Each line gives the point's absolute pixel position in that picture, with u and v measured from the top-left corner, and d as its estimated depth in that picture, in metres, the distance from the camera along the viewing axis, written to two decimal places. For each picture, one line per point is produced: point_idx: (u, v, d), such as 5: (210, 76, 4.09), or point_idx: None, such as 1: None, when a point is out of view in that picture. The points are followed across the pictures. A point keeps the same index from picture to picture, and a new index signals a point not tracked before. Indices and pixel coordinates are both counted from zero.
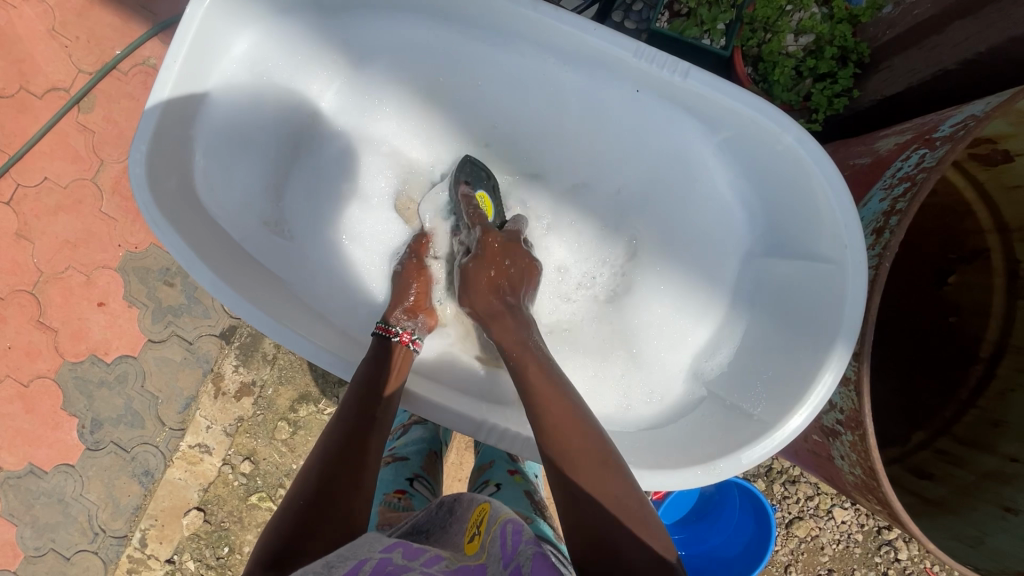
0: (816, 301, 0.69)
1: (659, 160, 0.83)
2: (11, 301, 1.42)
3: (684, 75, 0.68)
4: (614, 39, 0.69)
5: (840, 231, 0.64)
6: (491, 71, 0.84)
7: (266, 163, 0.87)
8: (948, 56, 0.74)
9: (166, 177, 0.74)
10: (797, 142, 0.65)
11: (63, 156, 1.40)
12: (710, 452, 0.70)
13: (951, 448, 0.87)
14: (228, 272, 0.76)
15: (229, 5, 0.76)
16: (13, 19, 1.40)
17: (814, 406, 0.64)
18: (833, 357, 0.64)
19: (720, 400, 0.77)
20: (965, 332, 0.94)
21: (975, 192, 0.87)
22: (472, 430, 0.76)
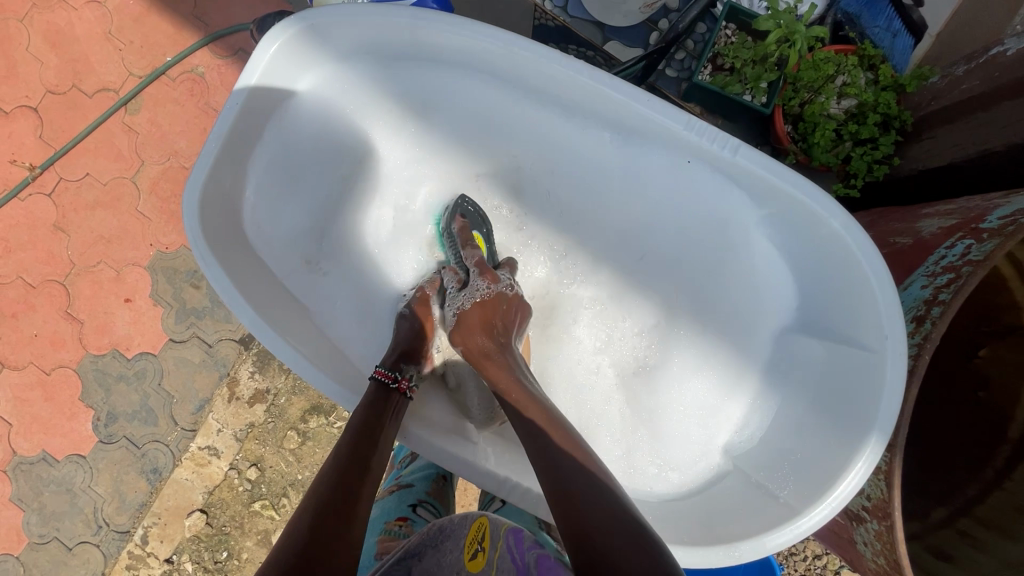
0: (852, 388, 0.68)
1: (700, 226, 0.82)
2: (42, 290, 1.46)
3: (734, 151, 0.68)
4: (668, 112, 0.69)
5: (883, 322, 0.63)
6: (541, 126, 0.84)
7: (312, 204, 0.86)
8: (995, 137, 0.74)
9: (214, 214, 0.75)
10: (845, 231, 0.65)
11: (105, 154, 1.45)
12: (733, 533, 0.68)
13: (972, 530, 0.84)
14: (266, 309, 0.77)
15: (296, 49, 0.76)
16: (73, 21, 1.46)
17: (841, 498, 0.63)
18: (865, 448, 0.63)
19: (744, 476, 0.76)
20: (995, 408, 0.91)
21: (1014, 269, 0.85)
22: (495, 488, 0.75)
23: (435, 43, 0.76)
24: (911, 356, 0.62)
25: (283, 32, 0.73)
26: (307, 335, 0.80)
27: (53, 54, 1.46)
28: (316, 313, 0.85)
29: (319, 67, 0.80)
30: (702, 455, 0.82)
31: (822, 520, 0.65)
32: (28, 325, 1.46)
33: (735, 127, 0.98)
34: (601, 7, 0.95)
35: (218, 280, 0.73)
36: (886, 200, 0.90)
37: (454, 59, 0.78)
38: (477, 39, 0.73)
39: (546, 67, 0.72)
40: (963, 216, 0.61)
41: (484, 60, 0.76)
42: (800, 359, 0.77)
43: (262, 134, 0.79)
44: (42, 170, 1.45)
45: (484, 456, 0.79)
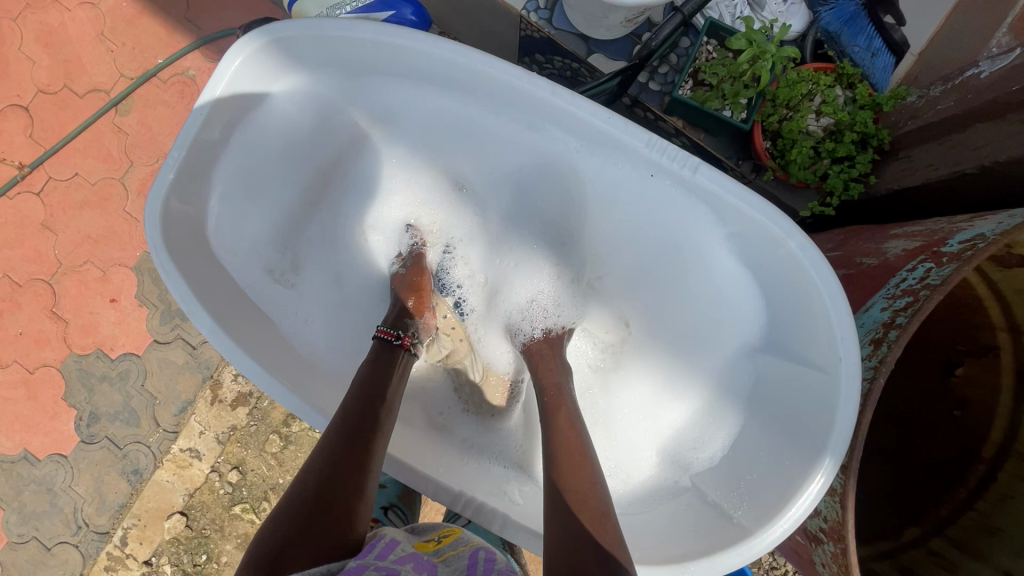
0: (809, 409, 0.68)
1: (668, 244, 0.82)
2: (28, 289, 1.46)
3: (694, 170, 0.68)
4: (630, 130, 0.69)
5: (835, 345, 0.63)
6: (508, 140, 0.84)
7: (275, 212, 0.87)
8: (967, 160, 0.74)
9: (178, 226, 0.75)
10: (800, 251, 0.65)
11: (94, 154, 1.45)
12: (684, 553, 0.68)
13: (943, 550, 0.84)
14: (229, 319, 0.77)
15: (261, 61, 0.76)
16: (66, 21, 1.46)
17: (795, 520, 0.63)
18: (818, 470, 0.63)
19: (701, 494, 0.76)
20: (969, 428, 0.91)
21: (989, 290, 0.86)
22: (451, 501, 0.76)
23: (403, 58, 0.76)
24: (867, 378, 0.62)
25: (250, 43, 0.74)
26: (267, 345, 0.80)
27: (45, 54, 1.46)
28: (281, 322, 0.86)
29: (288, 77, 0.80)
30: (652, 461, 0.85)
31: (774, 542, 0.65)
32: (13, 323, 1.46)
33: (716, 141, 0.97)
34: (585, 22, 0.93)
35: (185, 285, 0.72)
36: (862, 217, 0.91)
37: (421, 73, 0.78)
38: (441, 55, 0.72)
39: (510, 85, 0.72)
40: (927, 239, 0.61)
41: (451, 76, 0.76)
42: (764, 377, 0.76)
43: (224, 146, 0.77)
44: (31, 169, 1.45)
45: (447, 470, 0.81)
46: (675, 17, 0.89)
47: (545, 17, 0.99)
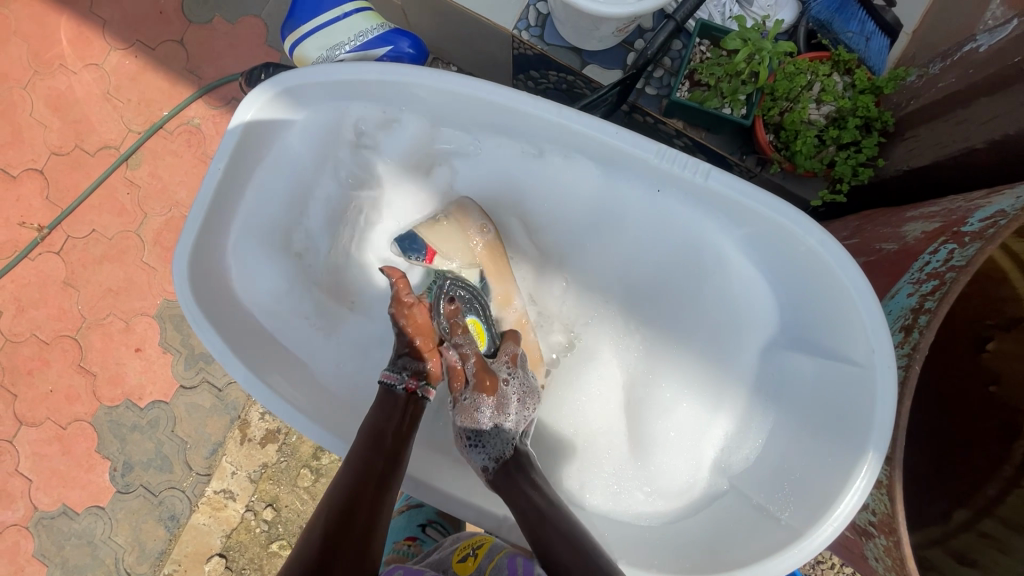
0: (848, 403, 0.66)
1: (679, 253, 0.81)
2: (56, 346, 1.49)
3: (706, 175, 0.68)
4: (637, 142, 0.70)
5: (868, 334, 0.63)
6: (501, 158, 0.84)
7: (297, 261, 0.86)
8: (976, 135, 0.73)
9: (205, 278, 0.77)
10: (821, 246, 0.65)
11: (110, 210, 1.49)
12: (733, 560, 0.68)
13: (995, 531, 0.82)
14: (258, 360, 0.79)
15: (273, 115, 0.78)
16: (73, 84, 1.51)
17: (844, 518, 0.62)
18: (864, 464, 0.63)
19: (745, 498, 0.75)
20: (1007, 404, 0.91)
21: (1010, 261, 0.87)
22: (495, 526, 0.76)
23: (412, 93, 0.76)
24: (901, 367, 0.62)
25: (261, 95, 0.75)
26: (297, 383, 0.81)
27: (55, 117, 1.51)
28: (314, 365, 0.85)
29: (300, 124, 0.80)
30: (697, 470, 0.80)
31: (826, 541, 0.64)
32: (44, 381, 1.49)
33: (718, 139, 0.98)
34: (576, 34, 0.94)
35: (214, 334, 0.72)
36: (872, 200, 0.90)
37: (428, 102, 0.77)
38: (449, 84, 0.73)
39: (517, 109, 0.73)
40: (947, 219, 0.61)
41: (457, 106, 0.77)
42: (794, 375, 0.75)
43: (238, 199, 0.79)
44: (50, 230, 1.49)
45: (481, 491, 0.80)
46: (669, 24, 0.90)
47: (537, 34, 1.00)
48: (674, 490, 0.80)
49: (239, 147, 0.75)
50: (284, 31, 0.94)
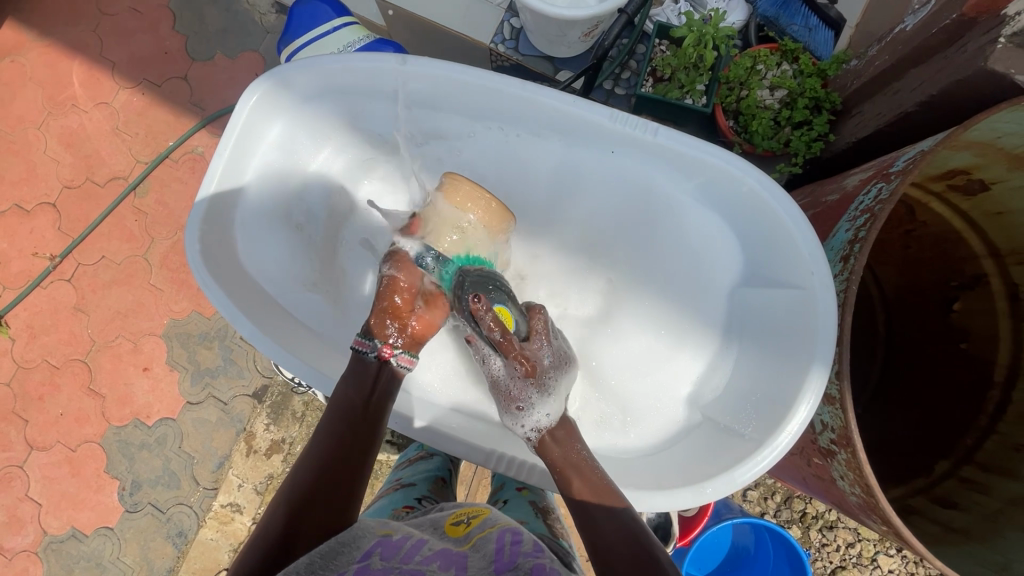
0: (797, 327, 0.70)
1: (638, 210, 0.84)
2: (66, 370, 1.54)
3: (654, 133, 0.72)
4: (591, 108, 0.73)
5: (805, 260, 0.67)
6: (465, 143, 0.86)
7: (299, 236, 0.87)
8: (908, 100, 0.80)
9: (216, 248, 0.79)
10: (760, 185, 0.69)
11: (119, 236, 1.56)
12: (704, 474, 0.71)
13: (975, 476, 0.85)
14: (266, 323, 0.79)
15: (269, 103, 0.80)
16: (84, 122, 1.61)
17: (796, 427, 0.65)
18: (812, 382, 0.65)
19: (714, 424, 0.78)
20: (980, 358, 0.95)
21: (963, 221, 0.92)
22: (483, 460, 0.79)
23: (390, 82, 0.78)
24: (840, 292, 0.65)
25: (257, 88, 0.78)
26: (307, 345, 0.82)
27: (67, 153, 1.61)
28: (320, 332, 0.86)
29: (280, 121, 0.83)
30: (669, 411, 0.84)
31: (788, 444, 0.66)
32: (54, 406, 1.53)
33: (686, 129, 1.06)
34: (546, 43, 1.02)
35: (229, 308, 0.76)
36: (830, 172, 0.97)
37: (408, 92, 0.79)
38: (419, 69, 0.75)
39: (484, 86, 0.75)
40: (878, 168, 0.68)
41: (429, 92, 0.79)
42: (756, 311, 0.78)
43: (242, 183, 0.81)
44: (61, 258, 1.56)
45: (476, 432, 0.84)
46: (622, 17, 0.97)
47: (512, 46, 1.08)
48: (650, 433, 0.84)
49: (238, 136, 0.79)
50: (281, 48, 1.03)
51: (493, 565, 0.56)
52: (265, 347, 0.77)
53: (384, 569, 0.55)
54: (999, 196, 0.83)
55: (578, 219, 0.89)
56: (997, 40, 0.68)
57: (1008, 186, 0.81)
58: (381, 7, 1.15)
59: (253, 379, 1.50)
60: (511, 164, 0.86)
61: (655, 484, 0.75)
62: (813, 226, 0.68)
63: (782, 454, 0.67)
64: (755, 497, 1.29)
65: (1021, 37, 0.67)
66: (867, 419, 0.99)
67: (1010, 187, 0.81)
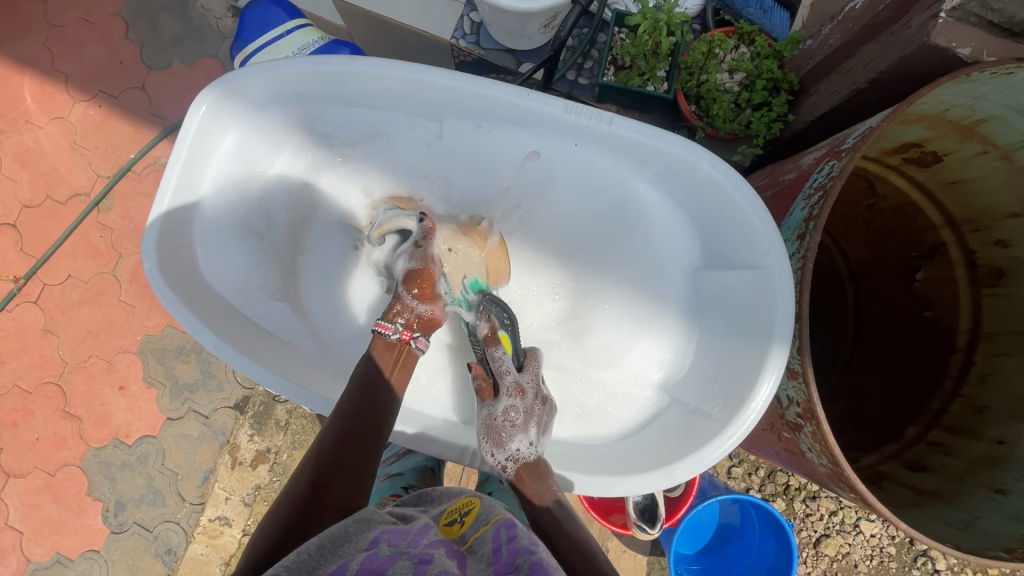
0: (756, 307, 0.71)
1: (603, 201, 0.85)
2: (39, 394, 1.50)
3: (610, 123, 0.73)
4: (544, 100, 0.73)
5: (762, 240, 0.68)
6: (427, 139, 0.85)
7: (260, 244, 0.85)
8: (859, 77, 0.82)
9: (176, 260, 0.77)
10: (714, 169, 0.70)
11: (85, 254, 1.52)
12: (672, 456, 0.73)
13: (942, 439, 0.89)
14: (231, 334, 0.79)
15: (220, 110, 0.78)
16: (40, 138, 1.56)
17: (758, 407, 0.67)
18: (773, 362, 0.67)
19: (683, 405, 0.79)
20: (942, 325, 0.98)
21: (920, 192, 0.95)
22: (457, 457, 0.80)
23: (345, 84, 0.77)
24: (797, 269, 0.67)
25: (208, 97, 0.76)
26: (277, 353, 0.82)
27: (24, 171, 1.56)
28: (287, 340, 0.85)
29: (232, 127, 0.81)
30: (636, 394, 0.85)
31: (752, 423, 0.69)
32: (29, 431, 1.50)
33: (650, 117, 1.07)
34: (506, 36, 1.01)
35: (192, 323, 0.76)
36: (792, 151, 0.99)
37: (363, 92, 0.78)
38: (373, 70, 0.74)
39: (439, 85, 0.75)
40: (832, 146, 0.69)
41: (386, 93, 0.78)
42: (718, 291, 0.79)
43: (198, 192, 0.79)
44: (26, 280, 1.52)
45: (451, 428, 0.83)
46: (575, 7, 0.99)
47: (473, 41, 1.08)
48: (616, 419, 0.85)
49: (192, 146, 0.77)
50: (233, 53, 1.01)
51: (493, 566, 0.56)
52: (233, 360, 0.77)
53: (392, 554, 0.54)
54: (952, 166, 0.86)
55: (560, 220, 0.90)
56: (939, 15, 0.70)
57: (960, 157, 0.84)
58: (337, 7, 1.13)
59: (234, 389, 1.48)
60: (478, 160, 0.87)
61: (621, 468, 0.76)
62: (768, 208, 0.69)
63: (748, 431, 0.69)
64: (739, 474, 1.32)
65: (959, 11, 0.69)
66: (840, 389, 1.01)
67: (961, 158, 0.84)
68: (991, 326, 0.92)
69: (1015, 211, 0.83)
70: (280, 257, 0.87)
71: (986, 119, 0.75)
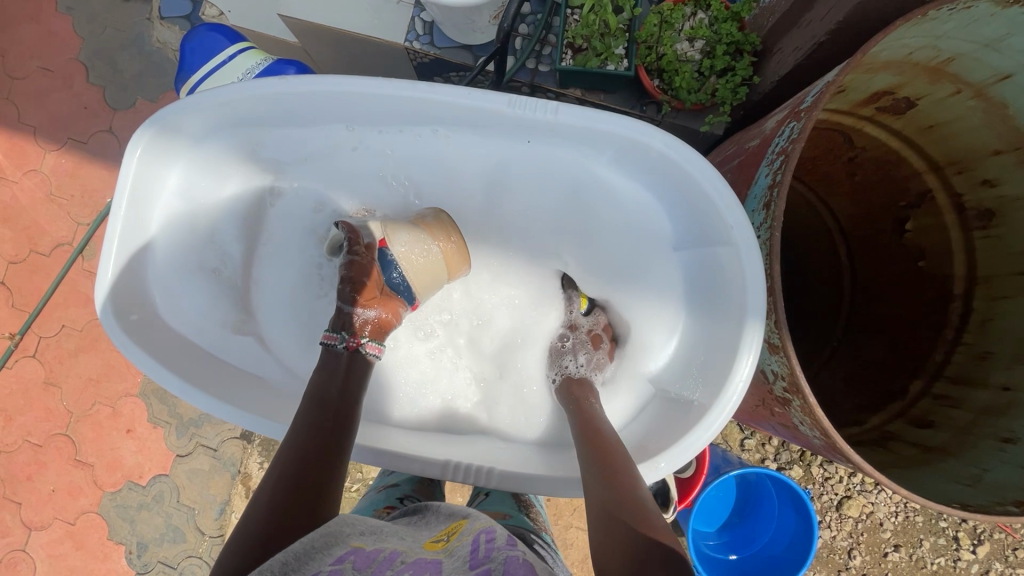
0: (728, 284, 0.69)
1: (568, 196, 0.83)
2: (49, 446, 1.52)
3: (555, 112, 0.70)
4: (488, 97, 0.71)
5: (724, 215, 0.66)
6: (383, 152, 0.84)
7: (217, 280, 0.85)
8: (819, 29, 0.79)
9: (133, 309, 0.77)
10: (667, 146, 0.68)
11: (75, 302, 1.53)
12: (657, 446, 0.70)
13: (947, 391, 0.86)
14: (199, 374, 0.79)
15: (158, 149, 0.78)
16: (16, 193, 1.57)
17: (738, 389, 0.65)
18: (748, 337, 0.65)
19: (665, 393, 0.77)
20: (938, 274, 0.95)
21: (899, 139, 0.91)
22: (440, 473, 0.74)
23: (285, 106, 0.76)
24: (764, 240, 0.64)
25: (142, 139, 0.75)
26: (248, 388, 0.81)
27: (6, 228, 1.56)
28: (259, 373, 0.84)
29: (176, 164, 0.80)
30: (615, 398, 0.82)
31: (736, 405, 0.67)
32: (44, 483, 1.51)
33: (616, 96, 1.04)
34: (460, 33, 0.99)
35: (156, 369, 0.76)
36: (761, 114, 0.96)
37: (305, 112, 0.77)
38: (308, 88, 0.73)
39: (381, 96, 0.73)
40: (793, 106, 0.66)
41: (328, 108, 0.77)
42: (690, 272, 0.77)
43: (149, 234, 0.79)
44: (21, 335, 1.53)
45: (430, 444, 0.78)
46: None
47: (427, 42, 1.05)
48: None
49: (134, 190, 0.76)
50: (179, 85, 0.99)
51: (470, 565, 0.52)
52: (201, 402, 0.77)
53: None
54: (928, 110, 0.83)
55: (529, 217, 0.87)
56: None
57: (934, 100, 0.81)
58: (285, 24, 1.11)
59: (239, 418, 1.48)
60: (438, 166, 0.85)
61: None
62: (726, 180, 0.67)
63: (732, 413, 0.67)
64: (752, 445, 1.30)
65: None
66: (840, 350, 0.99)
67: (935, 100, 0.81)
68: (987, 269, 0.90)
69: (997, 148, 0.80)
70: (242, 289, 0.86)
71: (954, 57, 0.72)
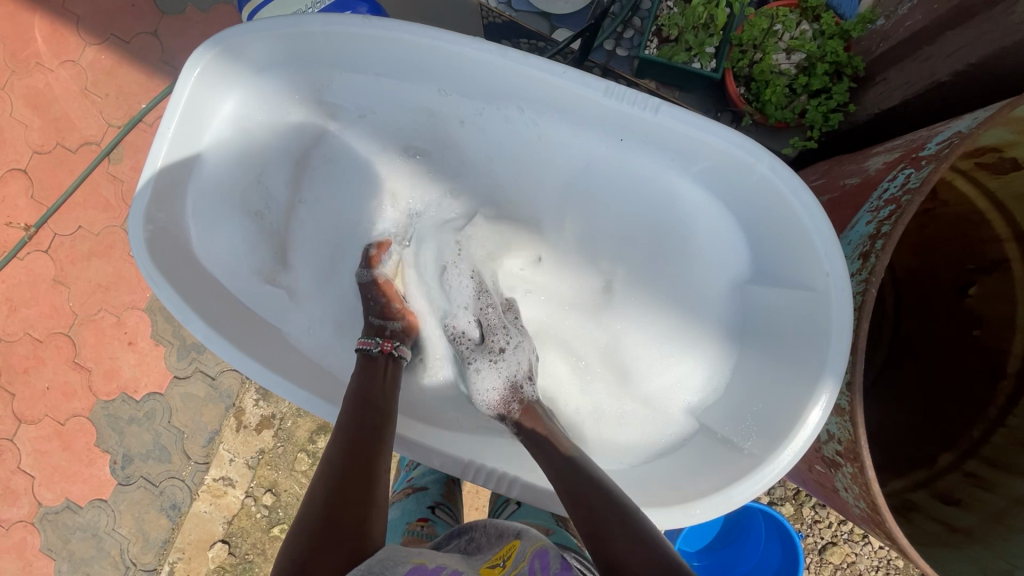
0: (806, 332, 0.65)
1: (644, 204, 0.78)
2: (50, 343, 1.50)
3: (656, 110, 0.66)
4: (584, 80, 0.66)
5: (821, 258, 0.61)
6: (452, 118, 0.80)
7: (255, 224, 0.83)
8: (942, 68, 0.73)
9: (165, 238, 0.74)
10: (773, 171, 0.63)
11: (94, 205, 1.49)
12: (693, 489, 0.67)
13: (980, 471, 0.82)
14: (219, 318, 0.74)
15: (218, 74, 0.75)
16: (51, 82, 1.51)
17: (804, 441, 0.61)
18: (822, 390, 0.61)
19: (711, 433, 0.74)
20: (993, 347, 0.89)
21: (988, 201, 0.84)
22: (461, 472, 0.71)
23: (361, 48, 0.72)
24: (859, 294, 0.60)
25: (205, 60, 0.72)
26: (266, 341, 0.77)
27: (35, 116, 1.51)
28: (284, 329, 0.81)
29: (236, 91, 0.77)
30: (650, 420, 0.79)
31: (793, 460, 0.63)
32: (40, 379, 1.50)
33: (692, 97, 0.97)
34: None
35: (176, 302, 0.72)
36: (846, 147, 0.89)
37: (383, 61, 0.74)
38: (392, 36, 0.69)
39: (465, 58, 0.69)
40: (907, 148, 0.62)
41: (407, 60, 0.72)
42: (756, 309, 0.74)
43: (195, 162, 0.77)
44: (37, 229, 1.50)
45: (460, 440, 0.76)
46: None
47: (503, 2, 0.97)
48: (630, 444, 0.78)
49: (188, 113, 0.73)
50: (240, 3, 0.92)
51: None
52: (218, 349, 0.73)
53: None
54: None
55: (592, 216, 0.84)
56: None
57: None
58: None
59: None
60: (504, 143, 0.81)
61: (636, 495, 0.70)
62: (830, 221, 0.62)
63: (785, 471, 0.63)
64: None
65: None
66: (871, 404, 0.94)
67: None
68: None
69: None
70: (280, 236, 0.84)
71: None
